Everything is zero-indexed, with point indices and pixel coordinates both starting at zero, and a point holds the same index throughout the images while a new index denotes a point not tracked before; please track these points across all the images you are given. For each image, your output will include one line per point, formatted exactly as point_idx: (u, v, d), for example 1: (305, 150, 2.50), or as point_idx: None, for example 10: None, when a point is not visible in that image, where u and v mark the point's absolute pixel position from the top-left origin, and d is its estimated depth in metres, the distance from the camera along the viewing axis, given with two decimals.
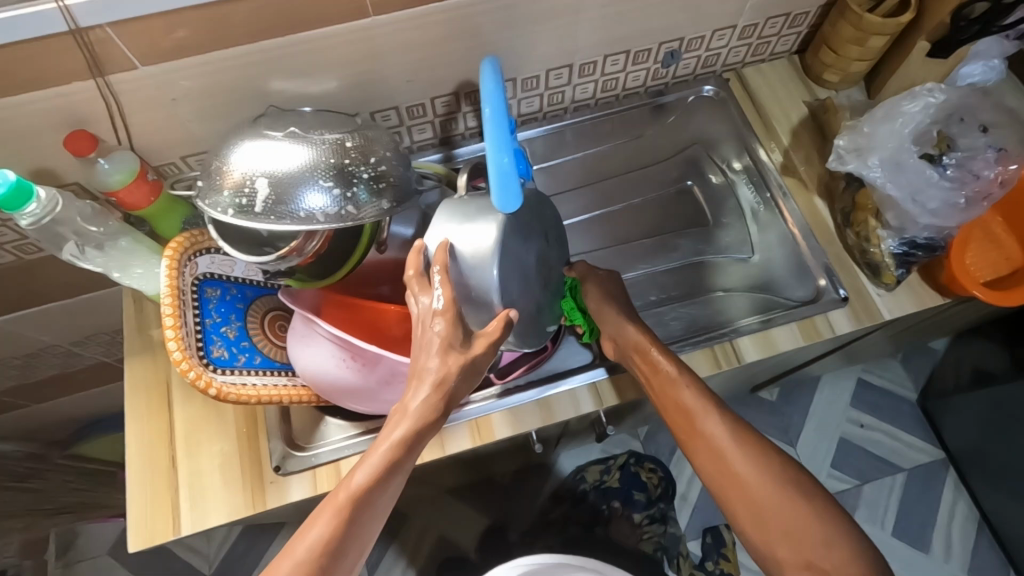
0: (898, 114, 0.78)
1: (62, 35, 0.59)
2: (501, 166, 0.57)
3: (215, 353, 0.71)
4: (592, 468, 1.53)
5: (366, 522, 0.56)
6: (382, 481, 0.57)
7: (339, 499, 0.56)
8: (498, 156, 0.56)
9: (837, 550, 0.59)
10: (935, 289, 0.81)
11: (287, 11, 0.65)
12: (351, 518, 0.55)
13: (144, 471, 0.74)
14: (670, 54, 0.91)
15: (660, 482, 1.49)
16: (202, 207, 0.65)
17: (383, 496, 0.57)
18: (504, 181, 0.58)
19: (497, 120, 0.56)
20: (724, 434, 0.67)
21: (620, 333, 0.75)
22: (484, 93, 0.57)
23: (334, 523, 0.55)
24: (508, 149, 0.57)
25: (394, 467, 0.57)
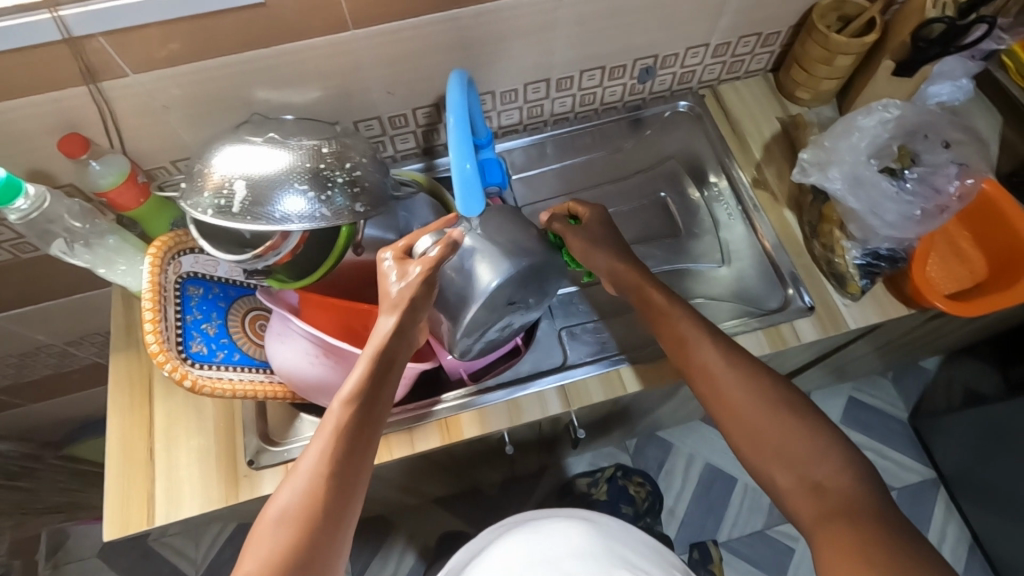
0: (856, 129, 0.80)
1: (56, 44, 0.63)
2: (464, 172, 0.61)
3: (193, 348, 0.74)
4: (581, 480, 1.53)
5: (361, 441, 0.62)
6: (365, 403, 0.63)
7: (328, 426, 0.61)
8: (460, 162, 0.60)
9: (827, 462, 0.61)
10: (901, 300, 0.82)
11: (271, 24, 0.69)
12: (345, 440, 0.61)
13: (123, 463, 0.76)
14: (645, 70, 0.94)
15: (648, 496, 1.51)
16: (184, 207, 0.68)
17: (369, 414, 0.63)
18: (468, 189, 0.62)
19: (459, 130, 0.61)
20: (719, 359, 0.68)
21: (615, 270, 0.78)
22: (450, 105, 0.63)
23: (327, 445, 0.61)
24: (470, 156, 0.61)
25: (370, 393, 0.64)
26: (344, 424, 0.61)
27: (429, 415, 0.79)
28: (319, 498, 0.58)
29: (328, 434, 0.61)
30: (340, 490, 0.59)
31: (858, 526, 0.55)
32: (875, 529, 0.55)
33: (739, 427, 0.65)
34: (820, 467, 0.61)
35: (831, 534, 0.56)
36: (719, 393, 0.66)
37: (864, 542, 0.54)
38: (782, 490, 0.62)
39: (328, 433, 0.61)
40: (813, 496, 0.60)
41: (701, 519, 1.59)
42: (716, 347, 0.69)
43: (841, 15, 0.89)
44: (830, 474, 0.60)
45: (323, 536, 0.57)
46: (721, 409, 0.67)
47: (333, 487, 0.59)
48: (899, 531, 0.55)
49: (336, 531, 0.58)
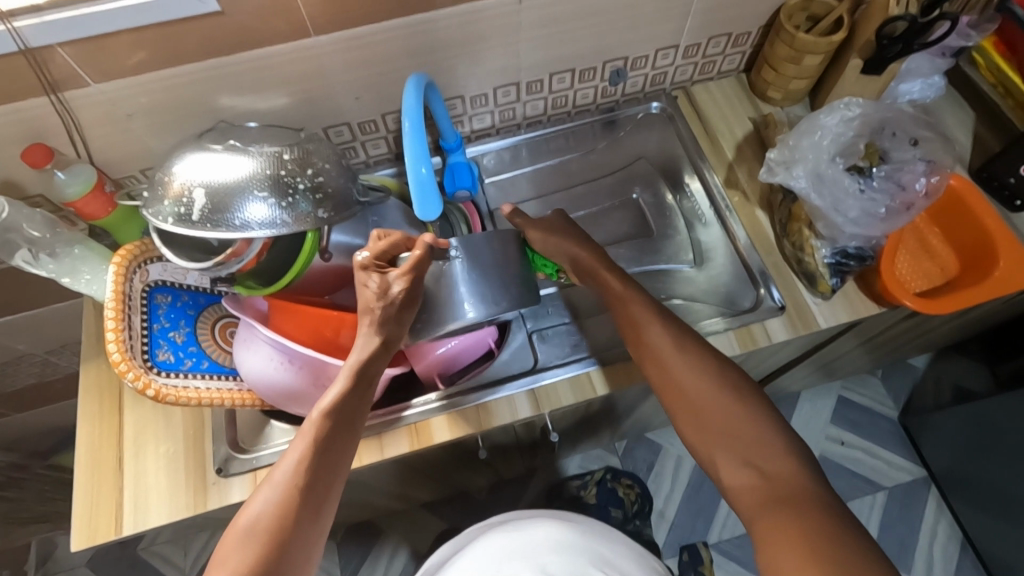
0: (818, 127, 0.80)
1: (13, 55, 0.63)
2: (419, 177, 0.61)
3: (160, 356, 0.74)
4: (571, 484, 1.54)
5: (337, 451, 0.64)
6: (341, 417, 0.65)
7: (303, 440, 0.63)
8: (415, 167, 0.60)
9: (773, 449, 0.62)
10: (871, 298, 0.82)
11: (232, 32, 0.69)
12: (321, 447, 0.63)
13: (92, 472, 0.76)
14: (616, 72, 0.94)
15: (637, 498, 1.49)
16: (146, 216, 0.68)
17: (345, 426, 0.65)
18: (422, 191, 0.61)
19: (414, 133, 0.61)
20: (671, 346, 0.68)
21: (579, 256, 0.78)
22: (405, 108, 0.63)
23: (304, 451, 0.63)
24: (426, 161, 0.61)
25: (348, 405, 0.66)
26: (320, 436, 0.63)
27: (400, 420, 0.78)
28: (291, 502, 0.60)
29: (304, 443, 0.63)
30: (312, 496, 0.61)
31: (797, 514, 0.56)
32: (816, 515, 0.56)
33: (689, 412, 0.66)
34: (767, 454, 0.62)
35: (776, 519, 0.56)
36: (672, 380, 0.67)
37: (829, 537, 0.53)
38: (728, 484, 0.62)
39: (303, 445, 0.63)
40: (759, 482, 0.60)
41: (690, 521, 1.58)
42: (670, 334, 0.69)
43: (809, 15, 0.90)
44: (778, 462, 0.61)
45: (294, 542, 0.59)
46: (673, 394, 0.67)
47: (305, 493, 0.61)
48: (841, 517, 0.55)
49: (309, 539, 0.60)
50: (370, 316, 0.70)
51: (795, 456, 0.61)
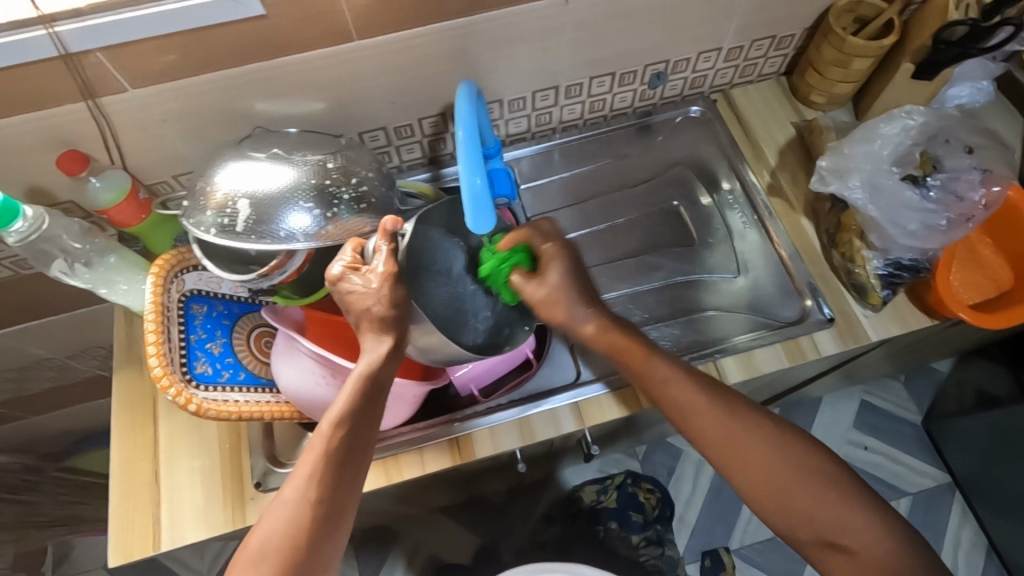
0: (876, 136, 0.78)
1: (53, 60, 0.61)
2: (474, 188, 0.59)
3: (198, 368, 0.72)
4: (588, 488, 1.49)
5: (345, 475, 0.60)
6: (349, 438, 0.60)
7: (310, 463, 0.59)
8: (470, 177, 0.58)
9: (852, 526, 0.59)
10: (921, 309, 0.80)
11: (273, 36, 0.67)
12: (327, 471, 0.59)
13: (127, 485, 0.75)
14: (656, 75, 0.92)
15: (658, 504, 1.47)
16: (186, 226, 0.66)
17: (352, 446, 0.60)
18: (476, 203, 0.59)
19: (469, 143, 0.59)
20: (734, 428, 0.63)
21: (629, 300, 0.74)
22: (458, 116, 0.60)
23: (311, 474, 0.59)
24: (480, 171, 0.59)
25: (357, 422, 0.61)
26: (325, 460, 0.59)
27: (441, 435, 0.77)
28: (299, 528, 0.57)
29: (311, 467, 0.59)
30: (321, 524, 0.58)
31: None
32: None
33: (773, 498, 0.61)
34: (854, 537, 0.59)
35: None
36: (751, 467, 0.62)
37: None
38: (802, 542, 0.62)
39: (309, 469, 0.59)
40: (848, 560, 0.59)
41: (711, 527, 1.56)
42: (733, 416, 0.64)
43: (856, 16, 0.87)
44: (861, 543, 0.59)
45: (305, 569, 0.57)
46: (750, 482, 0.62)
47: (321, 515, 0.58)
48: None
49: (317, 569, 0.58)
50: (371, 322, 0.63)
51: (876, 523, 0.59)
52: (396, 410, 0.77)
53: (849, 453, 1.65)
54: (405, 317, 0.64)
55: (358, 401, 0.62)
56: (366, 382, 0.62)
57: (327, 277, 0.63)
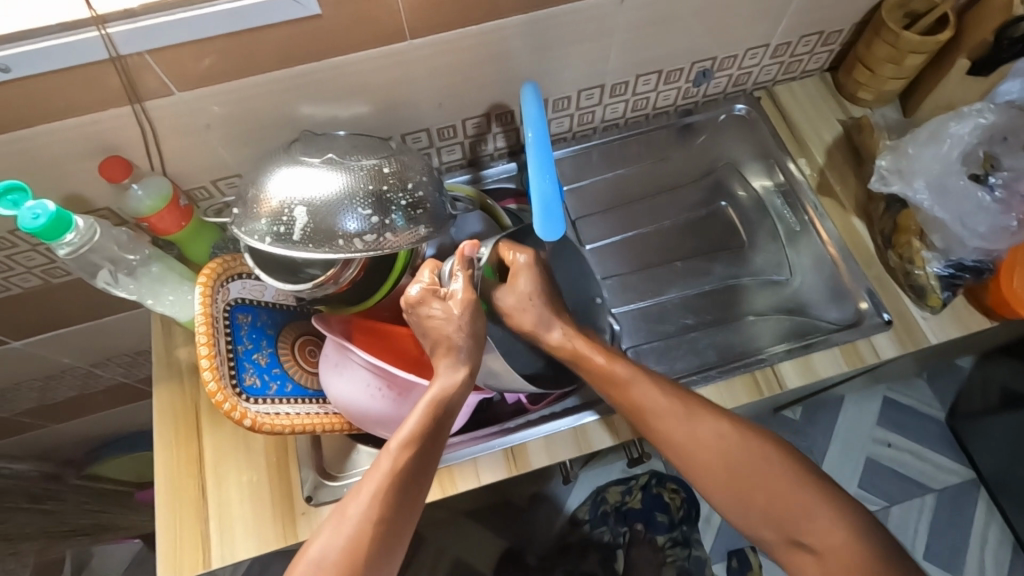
0: (945, 136, 0.77)
1: (102, 62, 0.59)
2: (545, 193, 0.58)
3: (247, 381, 0.70)
4: (613, 488, 1.47)
5: (410, 496, 0.58)
6: (416, 458, 0.59)
7: (375, 481, 0.57)
8: (541, 179, 0.57)
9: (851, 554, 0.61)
10: (980, 311, 0.79)
11: (324, 37, 0.65)
12: (392, 490, 0.57)
13: (174, 501, 0.73)
14: (702, 73, 0.90)
15: (683, 504, 1.43)
16: (238, 235, 0.63)
17: (418, 468, 0.59)
18: (548, 209, 0.58)
19: (539, 145, 0.59)
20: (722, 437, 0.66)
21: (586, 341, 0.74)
22: (527, 117, 0.60)
23: (377, 491, 0.57)
24: (552, 174, 0.58)
25: (425, 442, 0.60)
26: (391, 480, 0.57)
27: (495, 445, 0.75)
28: (358, 549, 0.55)
29: (378, 485, 0.57)
30: (381, 545, 0.56)
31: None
32: None
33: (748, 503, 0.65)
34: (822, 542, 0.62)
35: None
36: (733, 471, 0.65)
37: None
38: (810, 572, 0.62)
39: (374, 488, 0.57)
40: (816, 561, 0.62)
41: (737, 527, 1.55)
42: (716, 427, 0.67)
43: (907, 11, 0.84)
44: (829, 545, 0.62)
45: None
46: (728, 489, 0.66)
47: (380, 532, 0.56)
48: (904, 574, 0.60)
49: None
50: (448, 348, 0.64)
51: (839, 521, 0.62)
52: (450, 420, 0.75)
53: (874, 451, 1.63)
54: (481, 346, 0.66)
55: (428, 424, 0.61)
56: (436, 405, 0.62)
57: (407, 299, 0.65)
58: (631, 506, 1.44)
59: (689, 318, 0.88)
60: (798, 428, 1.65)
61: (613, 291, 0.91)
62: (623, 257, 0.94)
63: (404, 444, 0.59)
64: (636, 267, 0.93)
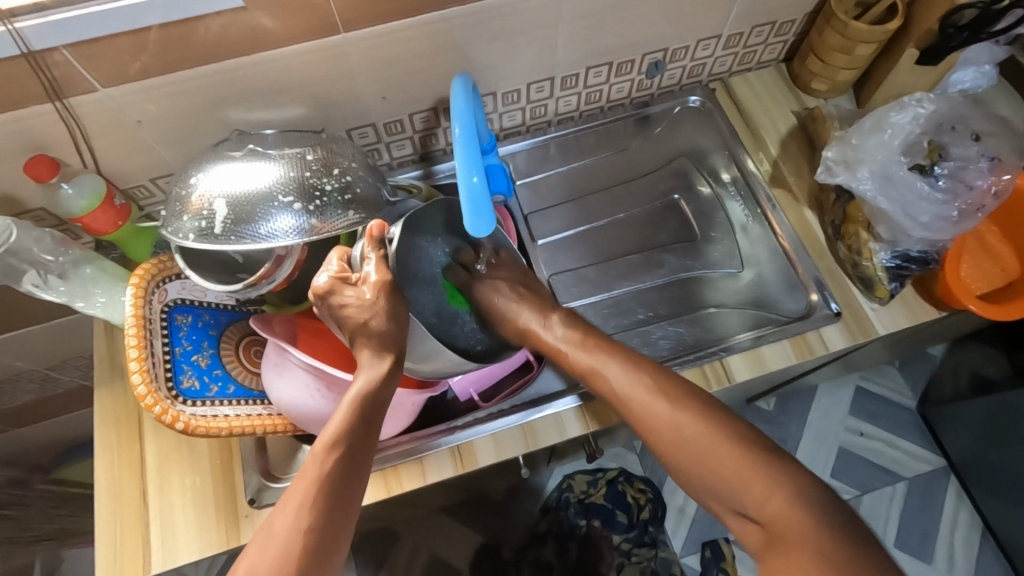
0: (887, 125, 0.77)
1: (15, 59, 0.57)
2: (472, 189, 0.57)
3: (185, 383, 0.69)
4: (580, 477, 1.48)
5: (339, 499, 0.55)
6: (343, 460, 0.56)
7: (300, 491, 0.54)
8: (467, 174, 0.56)
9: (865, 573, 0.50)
10: (929, 302, 0.79)
11: (252, 31, 0.63)
12: (320, 495, 0.54)
13: (113, 507, 0.71)
14: (654, 65, 0.89)
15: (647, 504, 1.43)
16: (166, 236, 0.62)
17: (347, 466, 0.56)
18: (476, 205, 0.57)
19: (466, 140, 0.58)
20: (662, 408, 0.63)
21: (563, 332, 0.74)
22: (455, 112, 0.60)
23: (305, 494, 0.54)
24: (479, 168, 0.57)
25: (353, 442, 0.58)
26: (316, 484, 0.54)
27: (442, 443, 0.74)
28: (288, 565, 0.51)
29: (305, 488, 0.54)
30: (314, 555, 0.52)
31: None
32: None
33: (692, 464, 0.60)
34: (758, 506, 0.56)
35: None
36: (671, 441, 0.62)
37: None
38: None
39: (301, 497, 0.54)
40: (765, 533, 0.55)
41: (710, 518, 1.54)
42: (693, 412, 0.62)
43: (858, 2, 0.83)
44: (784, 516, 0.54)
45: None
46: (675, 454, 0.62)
47: (313, 538, 0.52)
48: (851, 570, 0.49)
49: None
50: (368, 337, 0.62)
51: (776, 486, 0.55)
52: (395, 420, 0.75)
53: (846, 439, 1.63)
54: (402, 332, 0.64)
55: (354, 423, 0.59)
56: (364, 400, 0.60)
57: (316, 291, 0.62)
58: (593, 500, 1.42)
59: (642, 312, 0.86)
60: (771, 419, 1.65)
61: (566, 286, 0.88)
62: (583, 250, 0.91)
63: (328, 444, 0.56)
64: (596, 260, 0.90)
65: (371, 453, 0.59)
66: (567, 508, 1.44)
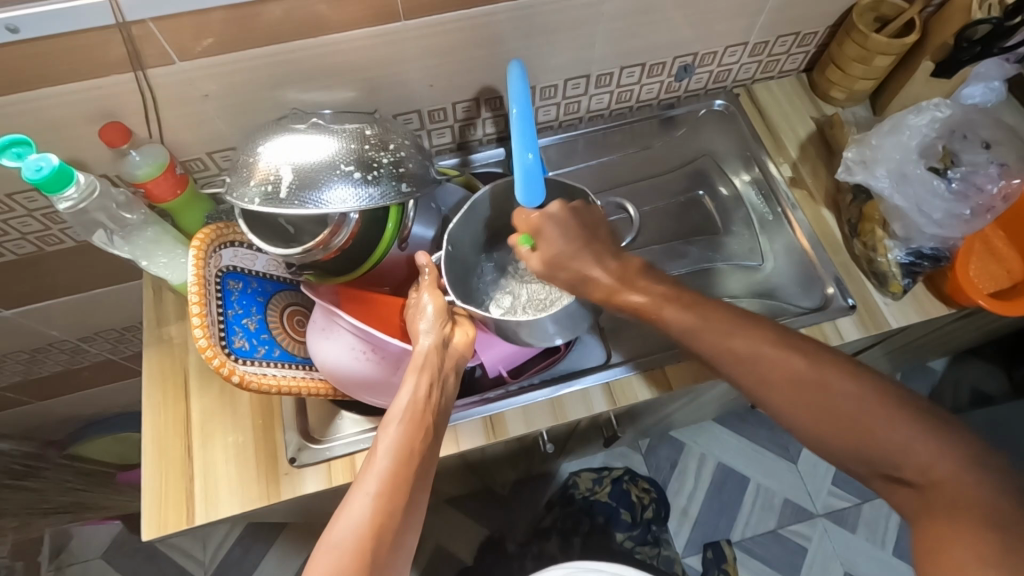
0: (904, 127, 0.83)
1: (108, 27, 0.62)
2: (526, 164, 0.65)
3: (236, 343, 0.72)
4: (585, 476, 1.49)
5: (415, 476, 0.57)
6: (415, 440, 0.58)
7: (375, 462, 0.56)
8: (523, 152, 0.64)
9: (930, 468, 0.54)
10: (940, 299, 0.83)
11: (318, 15, 0.68)
12: (399, 470, 0.56)
13: (159, 461, 0.75)
14: (683, 68, 0.94)
15: (651, 503, 1.46)
16: (231, 200, 0.66)
17: (421, 444, 0.59)
18: (528, 178, 0.66)
19: (523, 120, 0.63)
20: (767, 350, 0.62)
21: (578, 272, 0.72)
22: (511, 95, 0.63)
23: (380, 465, 0.56)
24: (532, 146, 0.65)
25: (419, 417, 0.60)
26: (394, 460, 0.56)
27: (475, 412, 0.78)
28: (373, 534, 0.52)
29: (378, 459, 0.56)
30: (393, 525, 0.53)
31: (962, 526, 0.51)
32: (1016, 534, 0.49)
33: (813, 416, 0.59)
34: (898, 456, 0.56)
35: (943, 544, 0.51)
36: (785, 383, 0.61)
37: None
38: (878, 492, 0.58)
39: (375, 467, 0.56)
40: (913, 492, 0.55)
41: (713, 519, 1.52)
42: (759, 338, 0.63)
43: (878, 16, 0.89)
44: (924, 467, 0.54)
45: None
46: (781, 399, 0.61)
47: (389, 504, 0.54)
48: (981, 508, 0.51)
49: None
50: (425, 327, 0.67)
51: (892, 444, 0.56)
52: None
53: None
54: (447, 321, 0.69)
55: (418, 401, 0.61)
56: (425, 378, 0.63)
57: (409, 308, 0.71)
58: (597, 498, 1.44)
59: None
60: None
61: None
62: None
63: (403, 421, 0.59)
64: None
65: (437, 436, 0.62)
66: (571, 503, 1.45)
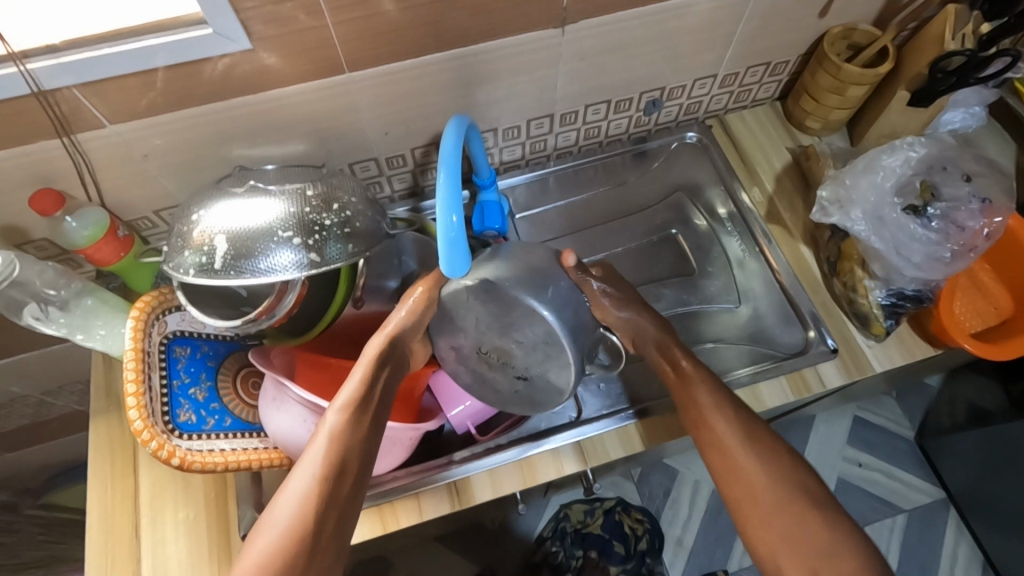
0: (879, 167, 0.79)
1: (26, 97, 0.58)
2: (449, 230, 0.57)
3: (181, 417, 0.68)
4: (576, 507, 1.41)
5: (351, 464, 0.61)
6: (360, 411, 0.64)
7: (317, 446, 0.61)
8: (447, 215, 0.56)
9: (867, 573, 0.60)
10: (925, 339, 0.80)
11: (259, 69, 0.64)
12: (339, 454, 0.61)
13: (106, 542, 0.71)
14: (652, 102, 0.91)
15: (645, 535, 1.37)
16: (167, 271, 0.62)
17: (366, 427, 0.64)
18: (452, 247, 0.58)
19: (449, 179, 0.57)
20: (743, 441, 0.66)
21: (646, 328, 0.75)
22: (440, 155, 0.59)
23: (322, 453, 0.61)
24: (457, 208, 0.57)
25: (361, 413, 0.64)
26: (342, 421, 0.63)
27: (439, 478, 0.74)
28: (321, 484, 0.59)
29: (320, 449, 0.61)
30: (329, 508, 0.59)
31: None
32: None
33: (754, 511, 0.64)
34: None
35: None
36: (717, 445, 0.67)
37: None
38: None
39: (317, 452, 0.61)
40: None
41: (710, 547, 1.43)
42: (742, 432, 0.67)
43: (849, 43, 0.86)
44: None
45: (316, 560, 0.57)
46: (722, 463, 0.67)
47: (326, 491, 0.59)
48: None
49: (329, 532, 0.58)
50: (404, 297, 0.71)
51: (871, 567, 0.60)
52: (391, 455, 0.73)
53: (844, 471, 1.50)
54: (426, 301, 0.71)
55: (364, 396, 0.65)
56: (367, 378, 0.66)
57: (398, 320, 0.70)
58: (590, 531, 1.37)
59: None
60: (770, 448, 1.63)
61: None
62: None
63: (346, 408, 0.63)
64: None
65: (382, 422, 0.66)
66: (564, 538, 1.37)
